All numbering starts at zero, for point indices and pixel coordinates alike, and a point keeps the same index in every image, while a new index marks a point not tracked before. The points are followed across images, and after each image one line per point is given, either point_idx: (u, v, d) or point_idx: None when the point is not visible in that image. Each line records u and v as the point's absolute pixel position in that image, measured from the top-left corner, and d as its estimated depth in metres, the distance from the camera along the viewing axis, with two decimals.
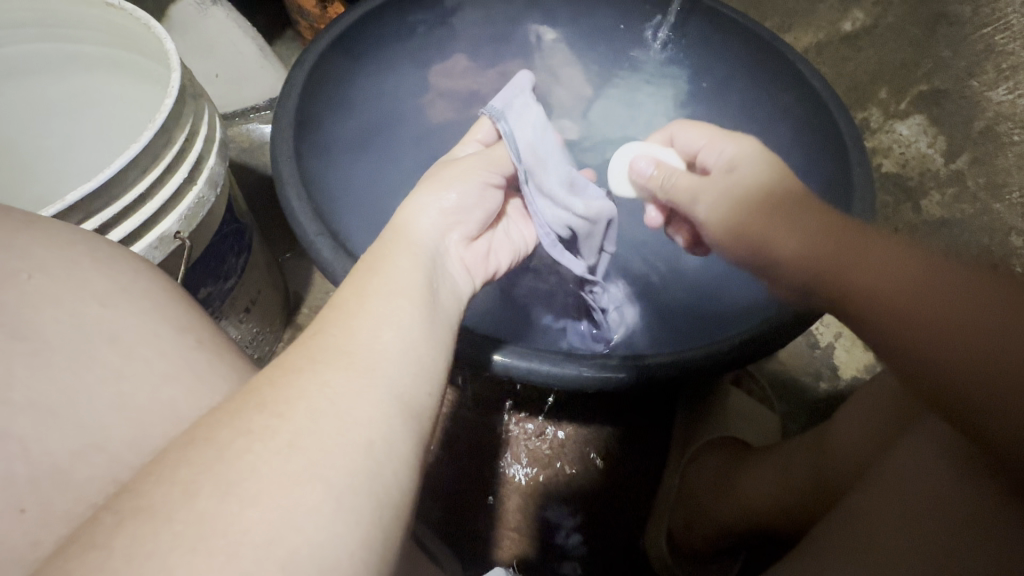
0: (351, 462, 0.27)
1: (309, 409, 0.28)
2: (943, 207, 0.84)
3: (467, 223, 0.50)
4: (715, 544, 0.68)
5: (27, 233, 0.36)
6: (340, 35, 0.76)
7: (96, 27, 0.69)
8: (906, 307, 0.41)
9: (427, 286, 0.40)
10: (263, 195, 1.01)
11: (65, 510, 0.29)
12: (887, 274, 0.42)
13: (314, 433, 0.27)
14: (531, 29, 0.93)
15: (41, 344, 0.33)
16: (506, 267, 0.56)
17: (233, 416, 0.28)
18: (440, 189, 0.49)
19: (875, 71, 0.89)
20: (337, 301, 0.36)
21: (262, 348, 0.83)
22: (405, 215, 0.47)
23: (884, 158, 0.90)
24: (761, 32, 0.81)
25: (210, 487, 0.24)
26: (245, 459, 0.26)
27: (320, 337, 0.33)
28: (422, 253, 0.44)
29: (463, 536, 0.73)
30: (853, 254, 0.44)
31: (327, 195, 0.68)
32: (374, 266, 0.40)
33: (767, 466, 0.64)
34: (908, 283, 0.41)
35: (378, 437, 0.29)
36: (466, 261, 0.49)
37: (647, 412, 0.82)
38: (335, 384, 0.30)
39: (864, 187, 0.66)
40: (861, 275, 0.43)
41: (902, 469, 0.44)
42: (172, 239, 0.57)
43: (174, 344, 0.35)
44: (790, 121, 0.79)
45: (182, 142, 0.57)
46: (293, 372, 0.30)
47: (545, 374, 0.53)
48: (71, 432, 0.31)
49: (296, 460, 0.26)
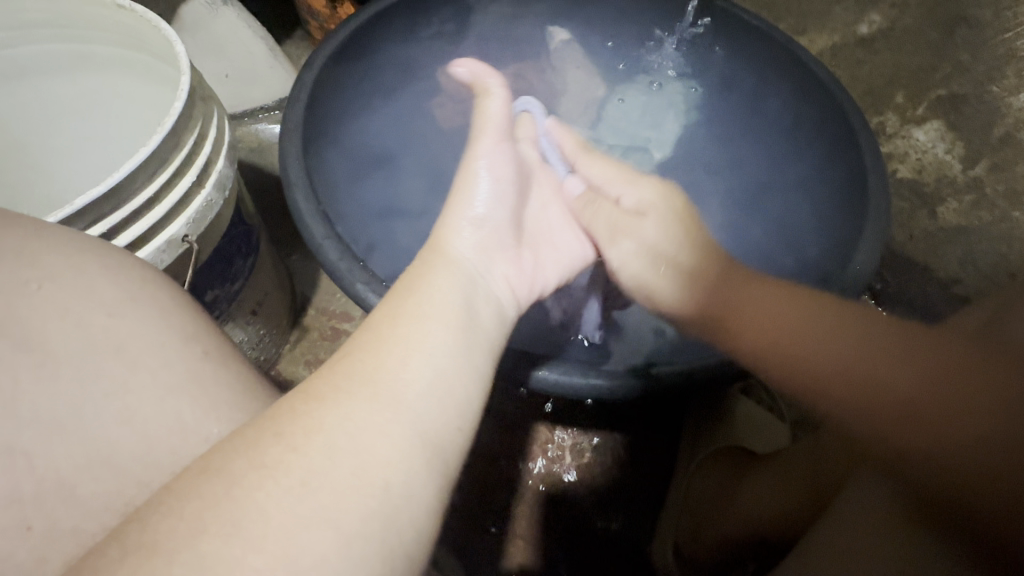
0: (365, 507, 0.27)
1: (326, 444, 0.28)
2: (961, 215, 0.82)
3: (495, 232, 0.50)
4: (720, 558, 0.66)
5: (35, 241, 0.36)
6: (349, 38, 0.76)
7: (106, 28, 0.69)
8: (798, 358, 0.47)
9: (463, 309, 0.39)
10: (271, 195, 1.01)
11: (72, 528, 0.30)
12: (782, 325, 0.49)
13: (327, 474, 0.27)
14: (546, 29, 0.92)
15: (49, 355, 0.32)
16: (548, 278, 0.55)
17: (251, 446, 0.28)
18: (464, 202, 0.50)
19: (892, 74, 0.87)
20: (370, 323, 0.36)
21: (269, 349, 0.84)
22: (441, 236, 0.47)
23: (899, 164, 0.87)
24: (777, 35, 0.79)
25: (216, 528, 0.24)
26: (253, 499, 0.25)
27: (347, 362, 0.33)
28: (458, 270, 0.43)
29: (473, 546, 0.72)
30: (755, 312, 0.51)
31: (336, 199, 0.67)
32: (407, 290, 0.39)
33: (766, 480, 0.64)
34: (807, 336, 0.47)
35: (396, 479, 0.28)
36: (511, 279, 0.48)
37: (653, 418, 0.81)
38: (357, 418, 0.29)
39: (881, 196, 0.65)
40: (763, 329, 0.50)
41: (852, 525, 0.46)
42: (179, 243, 0.57)
43: (181, 354, 0.35)
44: (805, 124, 0.77)
45: (189, 146, 0.56)
46: (316, 402, 0.30)
47: (567, 385, 0.53)
48: (78, 449, 0.31)
49: (307, 502, 0.26)
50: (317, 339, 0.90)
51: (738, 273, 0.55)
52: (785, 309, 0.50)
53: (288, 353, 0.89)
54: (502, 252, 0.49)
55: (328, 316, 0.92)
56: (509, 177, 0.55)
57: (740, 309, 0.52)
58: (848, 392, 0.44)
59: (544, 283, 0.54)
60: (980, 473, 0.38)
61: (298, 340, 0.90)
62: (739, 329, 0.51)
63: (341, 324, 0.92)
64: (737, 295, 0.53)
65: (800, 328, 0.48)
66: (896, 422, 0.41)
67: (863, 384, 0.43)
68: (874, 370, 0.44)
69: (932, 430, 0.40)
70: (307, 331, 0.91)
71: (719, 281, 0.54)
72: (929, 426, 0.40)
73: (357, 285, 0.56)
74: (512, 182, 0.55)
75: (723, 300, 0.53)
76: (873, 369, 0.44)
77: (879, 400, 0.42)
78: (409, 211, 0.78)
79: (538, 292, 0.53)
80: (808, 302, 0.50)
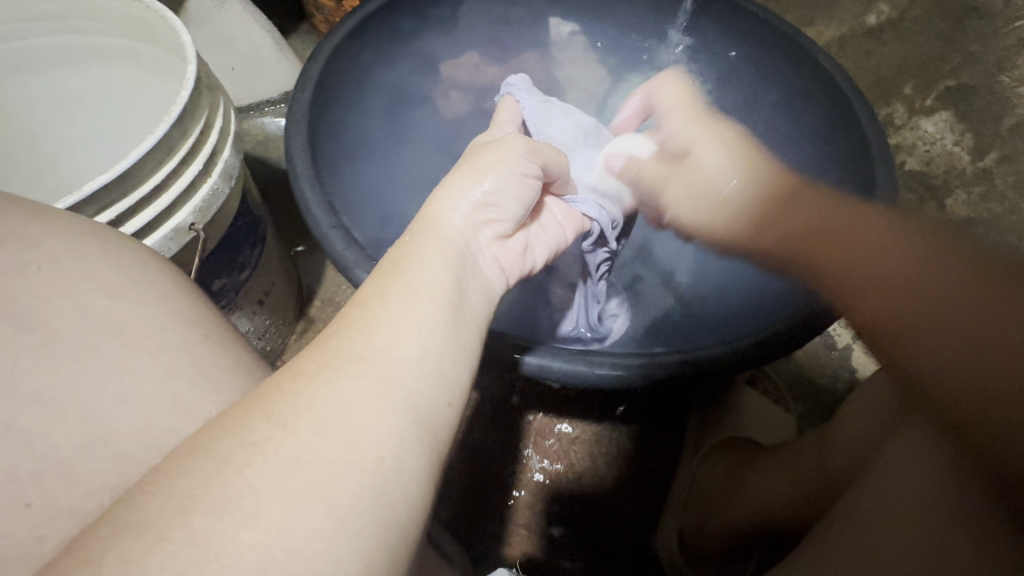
0: (357, 482, 0.27)
1: (316, 421, 0.28)
2: (970, 206, 0.85)
3: (501, 220, 0.47)
4: (725, 547, 0.67)
5: (37, 224, 0.36)
6: (355, 28, 0.77)
7: (114, 17, 0.69)
8: (862, 278, 0.49)
9: (455, 289, 0.38)
10: (277, 188, 1.01)
11: (71, 506, 0.29)
12: (864, 248, 0.50)
13: (318, 450, 0.27)
14: (548, 21, 0.92)
15: (51, 335, 0.33)
16: (539, 258, 0.53)
17: (239, 426, 0.27)
18: (472, 178, 0.46)
19: (901, 65, 0.88)
20: (359, 301, 0.35)
21: (275, 340, 0.84)
22: (434, 208, 0.45)
23: (907, 156, 0.90)
24: (783, 25, 0.79)
25: (208, 506, 0.24)
26: (243, 474, 0.25)
27: (336, 340, 0.32)
28: (452, 247, 0.42)
29: (474, 537, 0.73)
30: (844, 239, 0.52)
31: (341, 187, 0.68)
32: (398, 267, 0.38)
33: (776, 464, 0.64)
34: (880, 258, 0.48)
35: (388, 454, 0.28)
36: (501, 259, 0.47)
37: (664, 410, 0.80)
38: (346, 394, 0.29)
39: (887, 182, 0.65)
40: (839, 254, 0.51)
41: (889, 474, 0.45)
42: (186, 231, 0.57)
43: (181, 337, 0.35)
44: (812, 113, 0.77)
45: (197, 134, 0.56)
46: (303, 380, 0.30)
47: (560, 372, 0.53)
48: (76, 428, 0.31)
49: (297, 478, 0.26)
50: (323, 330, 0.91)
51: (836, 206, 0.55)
52: (872, 239, 0.50)
53: (294, 344, 0.89)
54: (498, 235, 0.47)
55: (334, 307, 0.93)
56: (537, 170, 0.51)
57: (830, 239, 0.53)
58: (902, 309, 0.44)
59: (533, 263, 0.52)
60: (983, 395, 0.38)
61: (304, 332, 0.91)
62: (822, 253, 0.53)
63: None
64: (832, 229, 0.54)
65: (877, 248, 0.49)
66: (937, 342, 0.41)
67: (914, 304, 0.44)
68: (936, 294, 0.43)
69: (968, 357, 0.39)
70: (313, 321, 0.92)
71: (813, 217, 0.55)
72: (965, 352, 0.40)
73: (359, 273, 0.56)
74: (539, 176, 0.51)
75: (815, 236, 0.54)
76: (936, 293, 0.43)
77: (935, 321, 0.42)
78: (414, 199, 0.78)
79: (526, 272, 0.51)
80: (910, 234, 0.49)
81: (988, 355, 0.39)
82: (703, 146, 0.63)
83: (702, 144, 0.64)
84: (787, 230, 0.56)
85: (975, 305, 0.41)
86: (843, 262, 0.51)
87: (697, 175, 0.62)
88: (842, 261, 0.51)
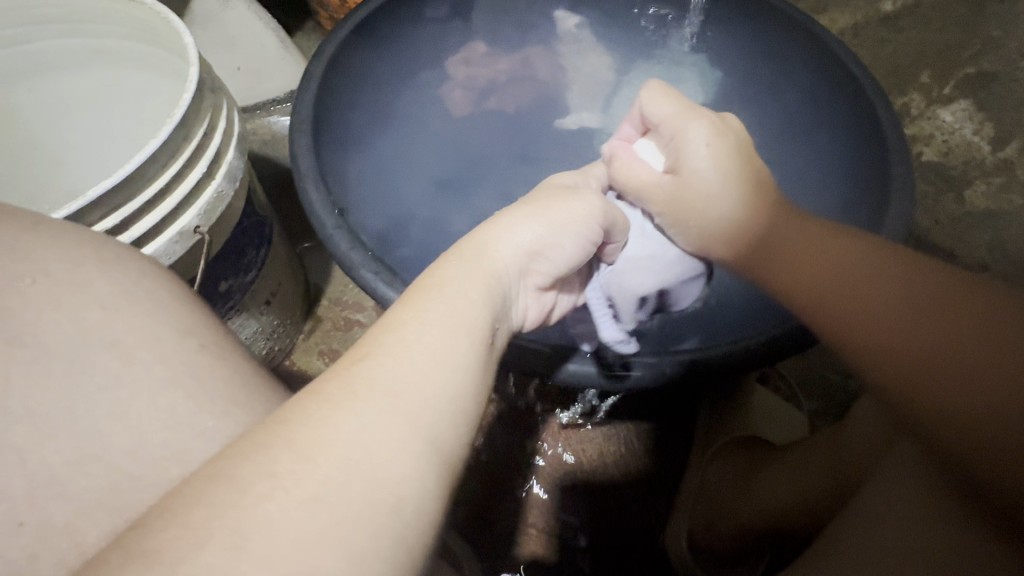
0: (376, 524, 0.26)
1: (340, 456, 0.27)
2: (989, 197, 0.82)
3: (545, 271, 0.45)
4: (737, 547, 0.67)
5: (32, 236, 0.36)
6: (358, 27, 0.75)
7: (117, 20, 0.69)
8: (817, 294, 0.48)
9: (488, 323, 0.38)
10: (283, 187, 1.01)
11: (65, 523, 0.29)
12: (823, 265, 0.49)
13: (342, 488, 0.26)
14: (553, 14, 0.91)
15: (42, 351, 0.33)
16: (562, 309, 0.52)
17: (259, 453, 0.27)
18: (536, 219, 0.43)
19: (915, 56, 0.88)
20: (389, 324, 0.35)
21: (283, 340, 0.84)
22: (489, 233, 0.43)
23: (924, 146, 0.86)
24: (794, 14, 0.77)
25: (220, 539, 0.23)
26: (262, 508, 0.24)
27: (365, 365, 0.32)
28: (494, 282, 0.40)
29: (484, 539, 0.72)
30: (796, 254, 0.50)
31: (349, 193, 0.67)
32: (431, 290, 0.37)
33: (784, 466, 0.63)
34: (843, 277, 0.47)
35: (410, 496, 0.27)
36: (529, 311, 0.46)
37: (671, 411, 0.81)
38: (374, 430, 0.29)
39: (903, 178, 0.63)
40: (795, 267, 0.50)
41: (882, 496, 0.45)
42: (192, 233, 0.57)
43: (176, 348, 0.35)
44: (823, 104, 0.75)
45: (200, 136, 0.56)
46: (330, 407, 0.29)
47: (572, 375, 0.53)
48: (68, 443, 0.31)
49: (317, 518, 0.25)
50: (331, 330, 0.91)
51: (801, 220, 0.52)
52: (825, 253, 0.49)
53: (302, 344, 0.90)
54: (534, 287, 0.45)
55: (340, 306, 0.93)
56: (599, 235, 0.47)
57: (788, 260, 0.51)
58: (873, 336, 0.43)
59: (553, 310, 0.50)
60: (963, 425, 0.37)
61: (311, 331, 0.91)
62: (774, 275, 0.52)
63: (353, 314, 0.92)
64: (779, 242, 0.52)
65: (840, 281, 0.47)
66: (917, 374, 0.40)
67: (893, 330, 0.42)
68: (909, 316, 0.42)
69: (951, 388, 0.38)
70: (321, 321, 0.92)
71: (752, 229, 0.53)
72: (946, 386, 0.38)
73: (367, 274, 0.56)
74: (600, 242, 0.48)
75: (767, 251, 0.52)
76: (907, 315, 0.42)
77: (911, 347, 0.41)
78: (424, 201, 0.78)
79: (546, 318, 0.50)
80: (867, 252, 0.48)
81: (981, 382, 0.37)
82: (696, 141, 0.53)
83: (695, 138, 0.54)
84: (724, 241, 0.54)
85: (943, 326, 0.40)
86: (800, 268, 0.50)
87: (691, 186, 0.53)
88: (799, 268, 0.50)
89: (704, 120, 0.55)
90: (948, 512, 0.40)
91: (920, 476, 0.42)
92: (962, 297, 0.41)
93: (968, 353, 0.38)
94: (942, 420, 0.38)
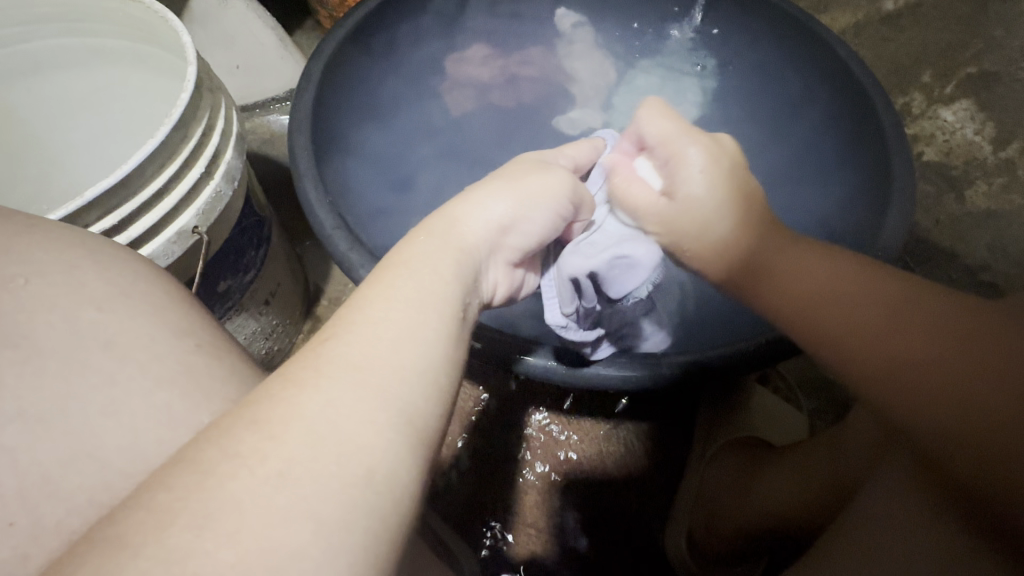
0: (344, 495, 0.25)
1: (306, 431, 0.27)
2: (991, 197, 0.82)
3: (517, 246, 0.46)
4: (737, 548, 0.67)
5: (26, 236, 0.36)
6: (359, 23, 0.75)
7: (115, 19, 0.69)
8: (813, 310, 0.44)
9: (457, 301, 0.37)
10: (283, 186, 1.01)
11: (56, 522, 0.29)
12: (817, 279, 0.45)
13: (307, 462, 0.26)
14: (556, 12, 0.90)
15: (34, 352, 0.33)
16: (529, 290, 0.53)
17: (224, 435, 0.26)
18: (506, 194, 0.44)
19: (917, 55, 0.88)
20: (356, 304, 0.34)
21: (281, 339, 0.84)
22: (459, 209, 0.43)
23: (925, 146, 0.85)
24: (795, 11, 0.76)
25: (186, 521, 0.23)
26: (225, 487, 0.24)
27: (331, 345, 0.31)
28: (465, 257, 0.40)
29: (481, 538, 0.72)
30: (784, 268, 0.46)
31: (348, 193, 0.67)
32: (397, 270, 0.37)
33: (784, 467, 0.62)
34: (838, 292, 0.44)
35: (379, 466, 0.27)
36: (499, 288, 0.46)
37: (669, 412, 0.81)
38: (338, 404, 0.28)
39: (904, 179, 0.63)
40: (785, 280, 0.46)
41: (882, 513, 0.44)
42: (190, 234, 0.57)
43: (171, 348, 0.35)
44: (820, 105, 0.75)
45: (198, 136, 0.56)
46: (295, 386, 0.29)
47: (534, 366, 0.54)
48: (61, 443, 0.31)
49: (284, 494, 0.24)
50: None
51: (785, 230, 0.48)
52: (816, 265, 0.46)
53: (301, 343, 0.90)
54: (503, 262, 0.45)
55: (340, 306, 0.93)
56: (570, 212, 0.49)
57: (780, 272, 0.46)
58: (876, 359, 0.41)
59: (522, 284, 0.50)
60: (976, 453, 0.37)
61: (311, 330, 0.91)
62: (760, 288, 0.47)
63: None
64: (765, 252, 0.47)
65: (840, 296, 0.44)
66: (925, 402, 0.39)
67: (898, 355, 0.40)
68: (914, 340, 0.40)
69: (959, 416, 0.37)
70: (320, 320, 0.92)
71: (737, 240, 0.47)
72: (955, 413, 0.37)
73: (364, 274, 0.56)
74: (570, 217, 0.49)
75: (754, 265, 0.47)
76: (912, 339, 0.40)
77: (916, 374, 0.39)
78: (422, 201, 0.78)
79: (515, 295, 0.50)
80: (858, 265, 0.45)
81: (992, 411, 0.36)
82: (691, 164, 0.48)
83: (691, 160, 0.48)
84: (711, 253, 0.48)
85: (950, 353, 0.38)
86: (789, 283, 0.46)
87: (683, 208, 0.48)
88: (788, 282, 0.46)
89: (704, 146, 0.49)
90: (952, 532, 0.40)
91: (920, 493, 0.42)
92: (962, 320, 0.39)
93: (979, 381, 0.37)
94: (953, 447, 0.37)
